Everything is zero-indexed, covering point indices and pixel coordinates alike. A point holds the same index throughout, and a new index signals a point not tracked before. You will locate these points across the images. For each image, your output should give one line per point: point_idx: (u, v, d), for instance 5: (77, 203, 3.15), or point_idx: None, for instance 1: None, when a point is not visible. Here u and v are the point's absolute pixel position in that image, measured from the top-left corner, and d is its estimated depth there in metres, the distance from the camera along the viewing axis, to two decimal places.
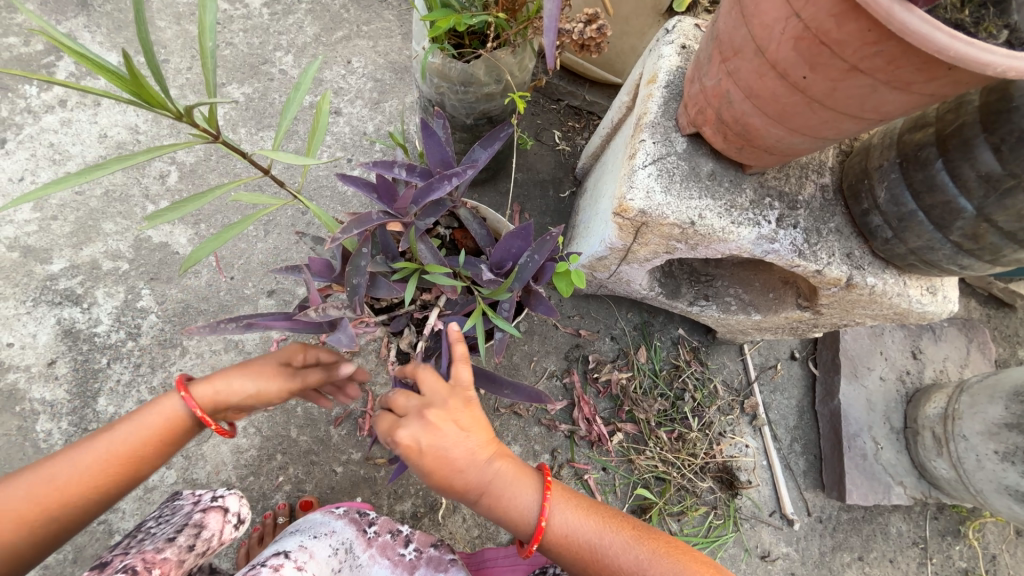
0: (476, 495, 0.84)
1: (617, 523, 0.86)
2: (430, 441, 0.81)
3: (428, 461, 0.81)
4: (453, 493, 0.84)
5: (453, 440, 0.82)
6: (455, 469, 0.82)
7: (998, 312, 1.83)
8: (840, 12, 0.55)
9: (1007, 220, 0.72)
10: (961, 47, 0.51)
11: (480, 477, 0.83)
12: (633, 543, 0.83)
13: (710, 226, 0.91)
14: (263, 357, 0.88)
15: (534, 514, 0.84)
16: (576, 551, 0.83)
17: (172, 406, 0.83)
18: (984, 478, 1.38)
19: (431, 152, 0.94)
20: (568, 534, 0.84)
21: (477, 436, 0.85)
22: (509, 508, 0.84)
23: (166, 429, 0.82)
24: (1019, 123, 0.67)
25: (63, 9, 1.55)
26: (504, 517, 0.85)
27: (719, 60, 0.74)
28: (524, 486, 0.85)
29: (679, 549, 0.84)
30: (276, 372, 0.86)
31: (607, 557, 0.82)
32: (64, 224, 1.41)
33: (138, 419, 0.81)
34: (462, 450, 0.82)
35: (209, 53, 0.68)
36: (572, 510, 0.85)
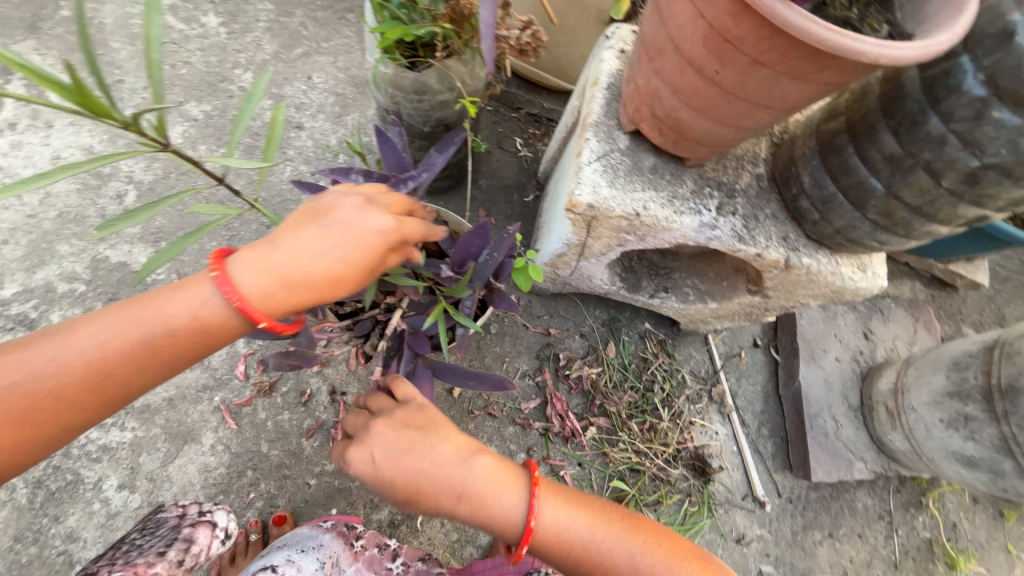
0: (453, 499, 0.80)
1: (608, 516, 0.83)
2: (385, 449, 0.82)
3: (383, 472, 0.80)
4: (422, 503, 0.80)
5: (415, 443, 0.82)
6: (420, 471, 0.80)
7: (942, 292, 1.95)
8: (735, 11, 0.61)
9: (912, 196, 0.79)
10: (837, 38, 0.57)
11: (453, 479, 0.80)
12: (625, 536, 0.81)
13: (654, 217, 0.97)
14: (361, 238, 0.67)
15: (519, 513, 0.80)
16: (570, 549, 0.80)
17: (204, 294, 0.63)
18: (934, 446, 1.45)
19: (387, 157, 0.98)
20: (561, 532, 0.80)
21: (443, 436, 0.84)
22: (491, 510, 0.80)
23: (202, 332, 0.63)
24: (910, 108, 0.74)
25: (12, 32, 1.53)
26: (488, 520, 0.81)
27: (646, 60, 0.80)
28: (507, 485, 0.81)
29: (667, 537, 0.84)
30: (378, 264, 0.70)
31: (599, 549, 0.80)
32: (15, 248, 1.38)
33: (161, 311, 0.62)
34: (424, 451, 0.82)
35: (155, 65, 0.70)
36: (565, 507, 0.82)
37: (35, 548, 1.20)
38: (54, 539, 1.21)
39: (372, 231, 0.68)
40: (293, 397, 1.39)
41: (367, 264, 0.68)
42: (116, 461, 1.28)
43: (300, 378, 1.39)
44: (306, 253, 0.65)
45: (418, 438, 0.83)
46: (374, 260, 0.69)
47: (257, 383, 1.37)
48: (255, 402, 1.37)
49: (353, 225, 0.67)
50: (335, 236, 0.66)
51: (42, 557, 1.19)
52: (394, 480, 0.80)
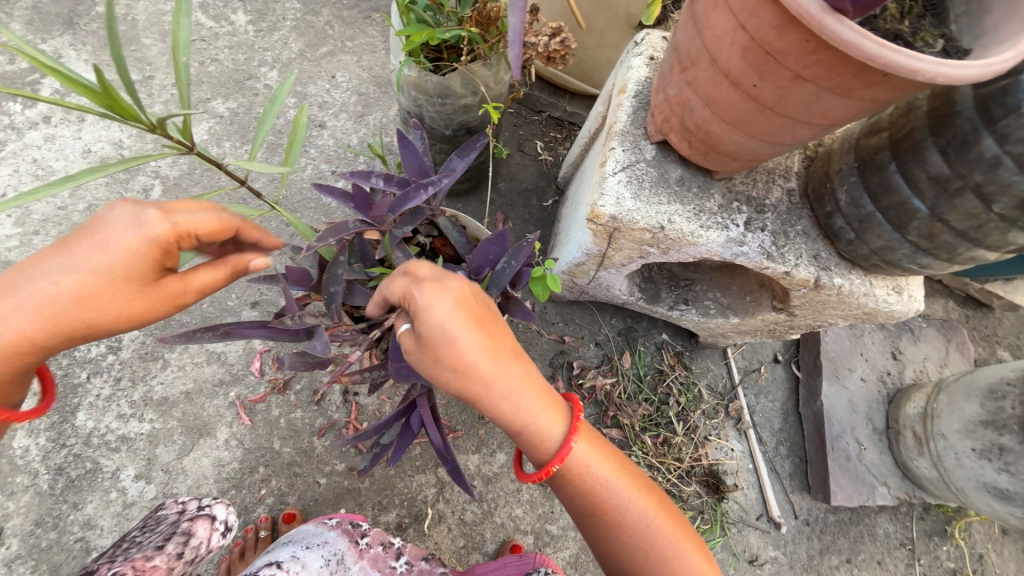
0: (501, 389, 0.71)
1: (629, 470, 0.80)
2: (459, 312, 0.69)
3: (446, 331, 0.68)
4: (467, 379, 0.70)
5: (479, 325, 0.72)
6: (485, 349, 0.70)
7: (977, 313, 1.86)
8: (779, 24, 0.58)
9: (959, 219, 0.74)
10: (890, 54, 0.53)
11: (507, 372, 0.71)
12: (642, 495, 0.77)
13: (679, 230, 0.94)
14: (120, 250, 0.63)
15: (557, 434, 0.75)
16: (585, 484, 0.76)
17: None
18: (964, 476, 1.39)
19: (408, 161, 0.95)
20: (583, 466, 0.76)
21: (506, 333, 0.76)
22: (528, 421, 0.73)
23: None
24: (962, 126, 0.70)
25: (49, 28, 1.57)
26: (523, 425, 0.73)
27: (679, 70, 0.77)
28: (550, 406, 0.75)
29: (678, 513, 0.80)
30: (150, 288, 0.66)
31: (614, 496, 0.76)
32: (45, 239, 1.41)
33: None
34: (494, 336, 0.72)
35: (182, 68, 0.70)
36: (595, 446, 0.78)
37: (55, 533, 1.23)
38: (73, 525, 1.24)
39: (128, 248, 0.63)
40: (306, 395, 1.40)
41: (128, 288, 0.64)
42: (134, 452, 1.30)
43: (314, 377, 1.39)
44: (42, 291, 0.62)
45: (485, 321, 0.74)
46: (140, 283, 0.65)
47: (271, 380, 1.38)
48: (269, 399, 1.38)
49: (104, 239, 0.63)
50: (90, 254, 0.62)
51: (61, 542, 1.22)
52: (445, 344, 0.68)
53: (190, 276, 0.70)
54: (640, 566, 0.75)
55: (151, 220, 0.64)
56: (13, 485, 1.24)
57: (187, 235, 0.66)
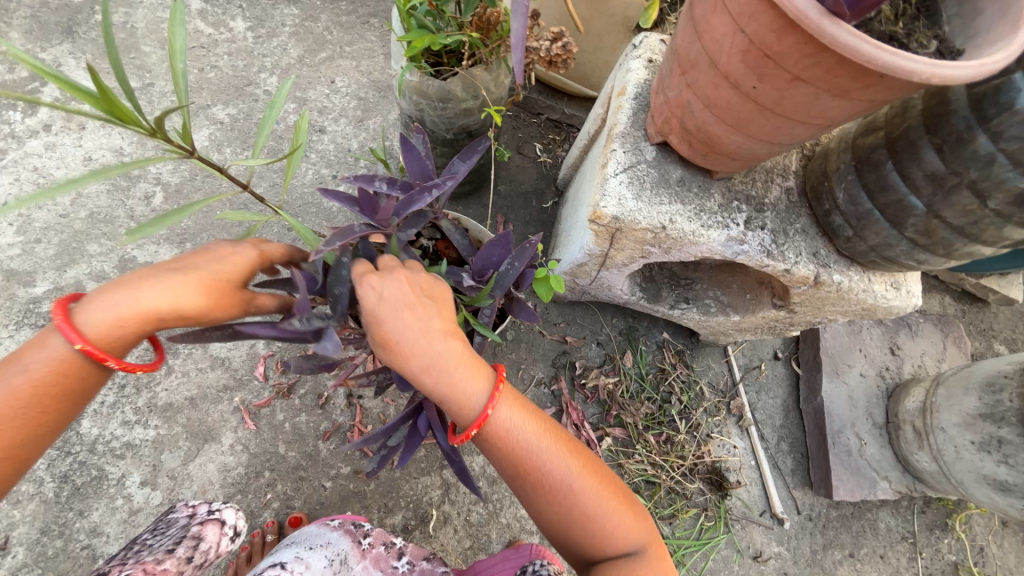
0: (421, 362, 0.73)
1: (557, 434, 0.78)
2: (392, 292, 0.76)
3: (376, 308, 0.74)
4: (390, 350, 0.74)
5: (406, 305, 0.75)
6: (408, 325, 0.74)
7: (972, 307, 1.88)
8: (778, 27, 0.60)
9: (955, 215, 0.76)
10: (886, 56, 0.55)
11: (428, 344, 0.74)
12: (568, 457, 0.76)
13: (680, 230, 0.95)
14: (228, 262, 0.75)
15: (478, 402, 0.74)
16: (508, 448, 0.75)
17: (56, 344, 0.66)
18: (964, 469, 1.41)
19: (411, 166, 0.96)
20: (507, 433, 0.75)
21: (438, 309, 0.78)
22: (450, 391, 0.74)
23: (63, 369, 0.66)
24: (956, 125, 0.72)
25: (48, 36, 1.58)
26: (445, 394, 0.74)
27: (679, 72, 0.78)
28: (474, 374, 0.75)
29: (608, 473, 0.79)
30: (235, 292, 0.74)
31: (539, 461, 0.75)
32: (47, 246, 1.41)
33: (13, 366, 0.65)
34: (419, 315, 0.75)
35: (180, 73, 0.71)
36: (518, 411, 0.76)
37: (61, 541, 1.23)
38: (79, 533, 1.24)
39: (230, 260, 0.75)
40: (310, 400, 1.40)
41: (216, 288, 0.72)
42: (139, 458, 1.30)
43: (318, 381, 1.40)
44: (155, 291, 0.68)
45: (414, 300, 0.76)
46: (228, 285, 0.74)
47: (276, 385, 1.38)
48: (274, 404, 1.38)
49: (209, 253, 0.75)
50: (203, 263, 0.73)
51: (67, 550, 1.22)
52: (373, 321, 0.74)
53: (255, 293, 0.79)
54: (567, 528, 0.75)
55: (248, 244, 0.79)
56: (18, 494, 1.24)
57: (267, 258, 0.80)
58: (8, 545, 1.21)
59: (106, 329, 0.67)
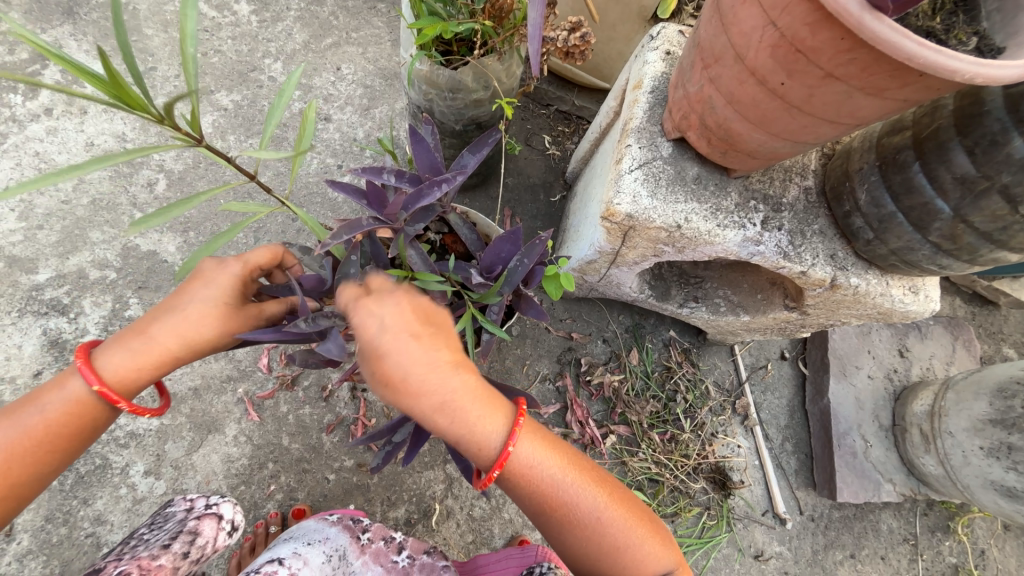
0: (433, 406, 0.69)
1: (578, 464, 0.77)
2: (396, 327, 0.72)
3: (382, 347, 0.70)
4: (401, 392, 0.69)
5: (411, 339, 0.71)
6: (416, 365, 0.69)
7: (983, 310, 1.86)
8: (813, 21, 0.57)
9: (983, 221, 0.74)
10: (928, 54, 0.52)
11: (440, 383, 0.69)
12: (592, 487, 0.75)
13: (696, 229, 0.93)
14: (223, 289, 0.79)
15: (498, 440, 0.71)
16: (533, 484, 0.73)
17: (75, 385, 0.70)
18: (970, 474, 1.40)
19: (419, 158, 0.94)
20: (530, 469, 0.73)
21: (444, 341, 0.74)
22: (468, 430, 0.70)
23: (76, 411, 0.70)
24: (991, 126, 0.69)
25: (49, 17, 1.54)
26: (462, 436, 0.71)
27: (701, 67, 0.75)
28: (492, 410, 0.72)
29: (630, 498, 0.78)
30: (239, 315, 0.80)
31: (563, 494, 0.73)
32: (49, 233, 1.39)
33: (31, 406, 0.69)
34: (426, 351, 0.71)
35: (190, 59, 0.68)
36: (540, 445, 0.74)
37: (65, 529, 1.23)
38: (84, 521, 1.24)
39: (222, 287, 0.79)
40: (314, 392, 1.39)
41: (224, 315, 0.78)
42: (143, 448, 1.30)
43: (322, 373, 1.39)
44: (164, 329, 0.74)
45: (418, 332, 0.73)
46: (230, 310, 0.79)
47: (279, 377, 1.37)
48: (277, 396, 1.38)
49: (201, 281, 0.79)
50: (200, 295, 0.77)
51: (72, 537, 1.23)
52: (380, 362, 0.70)
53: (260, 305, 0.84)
54: (595, 559, 0.74)
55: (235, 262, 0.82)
56: None
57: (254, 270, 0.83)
58: (12, 531, 1.21)
59: (124, 373, 0.72)
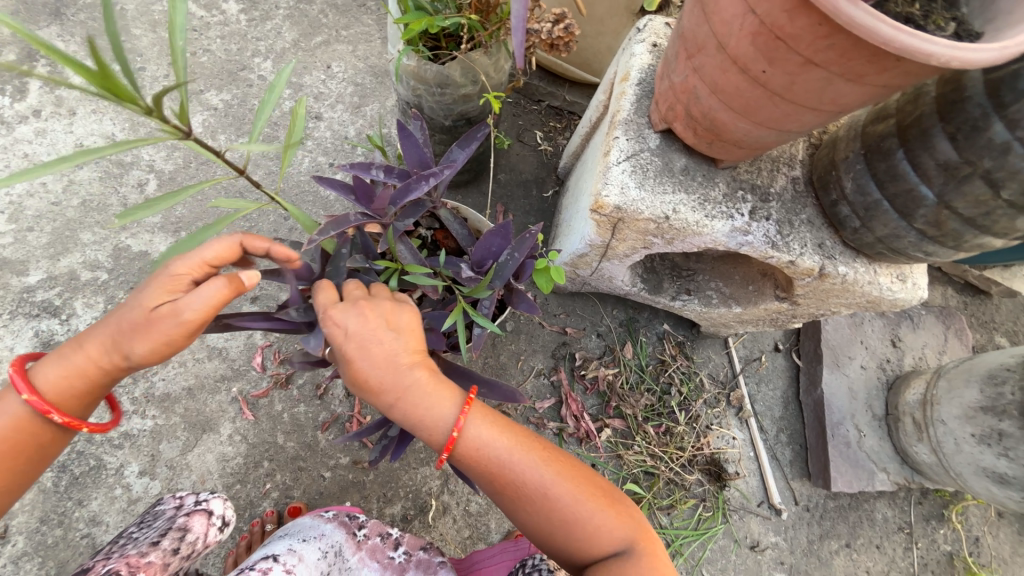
0: (389, 398, 0.73)
1: (530, 443, 0.77)
2: (359, 329, 0.74)
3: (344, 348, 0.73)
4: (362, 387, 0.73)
5: (371, 339, 0.73)
6: (373, 362, 0.73)
7: (975, 299, 1.87)
8: (792, 7, 0.57)
9: (966, 206, 0.74)
10: (905, 38, 0.53)
11: (395, 377, 0.73)
12: (542, 465, 0.75)
13: (683, 220, 0.93)
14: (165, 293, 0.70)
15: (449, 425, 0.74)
16: (483, 465, 0.75)
17: (11, 402, 0.70)
18: (963, 461, 1.41)
19: (408, 153, 0.94)
20: (479, 450, 0.74)
21: (403, 338, 0.76)
22: (419, 417, 0.74)
23: (14, 425, 0.70)
24: (972, 112, 0.69)
25: (36, 18, 1.53)
26: (415, 423, 0.74)
27: (685, 57, 0.76)
28: (441, 398, 0.74)
29: (586, 474, 0.78)
30: (157, 319, 0.69)
31: (513, 473, 0.74)
32: (40, 235, 1.39)
33: None
34: (383, 348, 0.73)
35: (179, 51, 0.68)
36: (489, 426, 0.75)
37: (60, 530, 1.23)
38: (79, 522, 1.24)
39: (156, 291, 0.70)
40: (309, 390, 1.39)
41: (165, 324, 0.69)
42: (137, 448, 1.30)
43: (317, 371, 1.39)
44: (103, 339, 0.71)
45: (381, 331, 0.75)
46: (149, 311, 0.69)
47: (274, 376, 1.37)
48: (272, 395, 1.38)
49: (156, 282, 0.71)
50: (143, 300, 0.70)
51: (67, 539, 1.22)
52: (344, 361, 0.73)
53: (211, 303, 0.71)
54: (550, 534, 0.75)
55: (181, 257, 0.71)
56: None
57: (204, 266, 0.71)
58: (7, 534, 1.21)
59: (55, 382, 0.70)
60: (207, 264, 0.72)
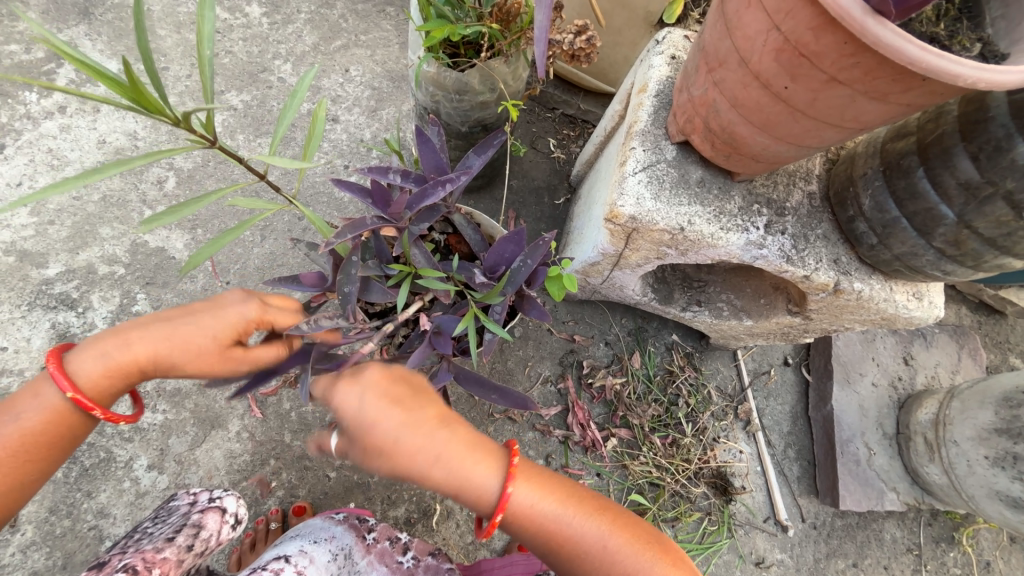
0: (425, 463, 0.71)
1: (579, 497, 0.77)
2: (379, 396, 0.73)
3: (368, 419, 0.71)
4: (392, 456, 0.70)
5: (395, 401, 0.73)
6: (403, 427, 0.71)
7: (989, 319, 1.84)
8: (817, 25, 0.57)
9: (987, 227, 0.74)
10: (931, 59, 0.53)
11: (428, 441, 0.71)
12: (596, 518, 0.75)
13: (699, 232, 0.93)
14: (218, 328, 0.77)
15: (494, 485, 0.72)
16: (537, 525, 0.74)
17: (51, 393, 0.72)
18: (975, 483, 1.39)
19: (425, 159, 0.95)
20: (530, 510, 0.74)
21: (422, 399, 0.76)
22: (462, 482, 0.71)
23: (52, 419, 0.72)
24: (995, 132, 0.69)
25: (65, 17, 1.57)
26: (459, 490, 0.72)
27: (705, 70, 0.76)
28: (482, 459, 0.73)
29: (637, 522, 0.78)
30: (220, 358, 0.76)
31: (569, 529, 0.74)
32: (60, 228, 1.42)
33: (8, 415, 0.71)
34: (410, 412, 0.72)
35: (207, 62, 0.70)
36: (538, 484, 0.76)
37: (68, 521, 1.24)
38: (87, 514, 1.25)
39: (217, 324, 0.77)
40: None
41: (210, 353, 0.76)
42: (147, 442, 1.31)
43: None
44: (144, 345, 0.74)
45: (405, 394, 0.75)
46: (205, 340, 0.76)
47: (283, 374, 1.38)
48: (281, 393, 1.38)
49: (212, 311, 0.78)
50: (198, 325, 0.76)
51: (75, 530, 1.24)
52: (368, 429, 0.71)
53: (252, 351, 0.79)
54: None
55: (256, 305, 0.81)
56: None
57: (266, 320, 0.81)
58: (17, 522, 1.22)
59: (96, 382, 0.73)
60: (271, 319, 0.82)
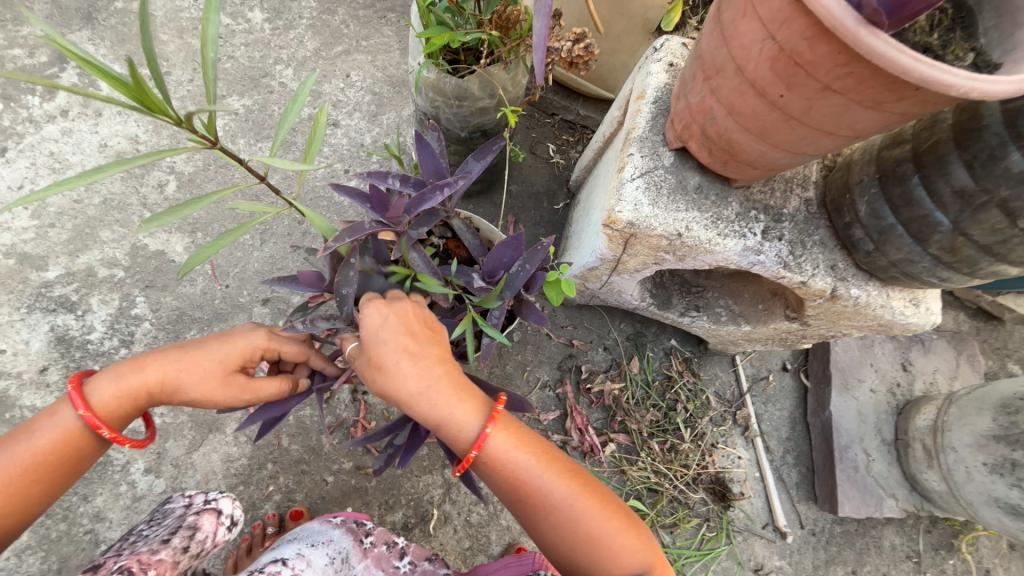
0: (415, 393, 0.75)
1: (553, 458, 0.79)
2: (393, 326, 0.78)
3: (378, 341, 0.77)
4: (387, 378, 0.76)
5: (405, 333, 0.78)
6: (403, 356, 0.76)
7: (987, 325, 1.84)
8: (812, 35, 0.58)
9: (982, 234, 0.74)
10: (924, 69, 0.54)
11: (424, 373, 0.76)
12: (565, 479, 0.77)
13: (696, 238, 0.93)
14: (227, 354, 0.80)
15: (474, 428, 0.76)
16: (507, 472, 0.76)
17: (66, 414, 0.74)
18: (974, 490, 1.38)
19: (424, 163, 0.95)
20: (503, 457, 0.76)
21: (430, 340, 0.80)
22: (445, 417, 0.76)
23: (66, 440, 0.73)
24: (989, 141, 0.70)
25: (69, 22, 1.59)
26: (441, 422, 0.76)
27: (702, 78, 0.77)
28: (469, 402, 0.77)
29: (607, 493, 0.79)
30: (224, 383, 0.78)
31: (537, 485, 0.76)
32: (61, 231, 1.42)
33: (24, 435, 0.72)
34: (416, 347, 0.77)
35: (210, 64, 0.70)
36: (515, 436, 0.78)
37: (64, 525, 1.24)
38: (83, 517, 1.25)
39: (226, 350, 0.80)
40: (315, 394, 1.40)
41: (216, 379, 0.78)
42: (144, 446, 1.31)
43: None
44: (155, 371, 0.77)
45: (417, 331, 0.80)
46: (212, 366, 0.78)
47: None
48: None
49: (223, 339, 0.82)
50: (207, 350, 0.79)
51: (71, 534, 1.23)
52: (374, 350, 0.77)
53: (256, 381, 0.81)
54: (570, 548, 0.76)
55: (264, 333, 0.84)
56: None
57: (272, 347, 0.84)
58: None
59: (108, 403, 0.75)
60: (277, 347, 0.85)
